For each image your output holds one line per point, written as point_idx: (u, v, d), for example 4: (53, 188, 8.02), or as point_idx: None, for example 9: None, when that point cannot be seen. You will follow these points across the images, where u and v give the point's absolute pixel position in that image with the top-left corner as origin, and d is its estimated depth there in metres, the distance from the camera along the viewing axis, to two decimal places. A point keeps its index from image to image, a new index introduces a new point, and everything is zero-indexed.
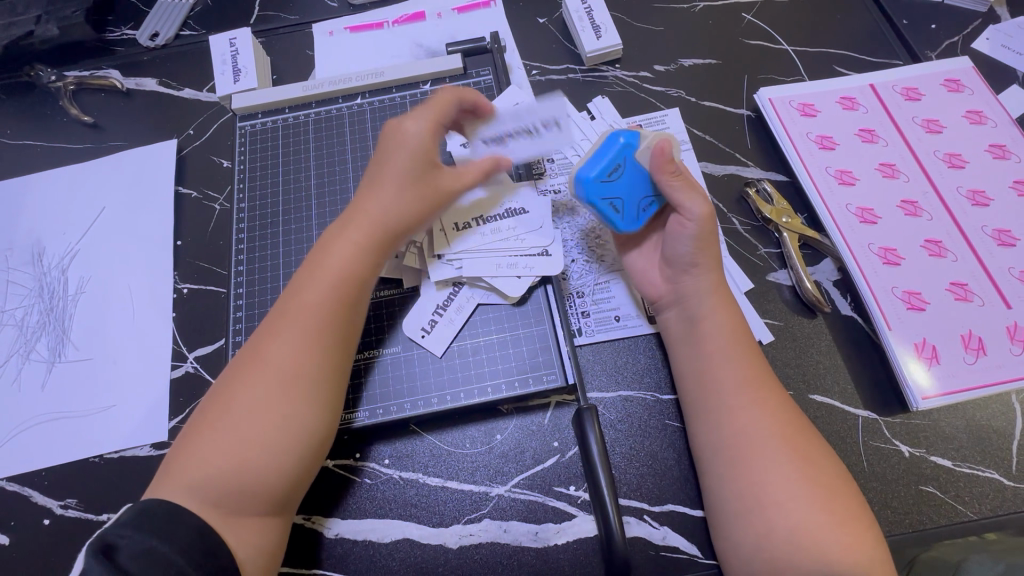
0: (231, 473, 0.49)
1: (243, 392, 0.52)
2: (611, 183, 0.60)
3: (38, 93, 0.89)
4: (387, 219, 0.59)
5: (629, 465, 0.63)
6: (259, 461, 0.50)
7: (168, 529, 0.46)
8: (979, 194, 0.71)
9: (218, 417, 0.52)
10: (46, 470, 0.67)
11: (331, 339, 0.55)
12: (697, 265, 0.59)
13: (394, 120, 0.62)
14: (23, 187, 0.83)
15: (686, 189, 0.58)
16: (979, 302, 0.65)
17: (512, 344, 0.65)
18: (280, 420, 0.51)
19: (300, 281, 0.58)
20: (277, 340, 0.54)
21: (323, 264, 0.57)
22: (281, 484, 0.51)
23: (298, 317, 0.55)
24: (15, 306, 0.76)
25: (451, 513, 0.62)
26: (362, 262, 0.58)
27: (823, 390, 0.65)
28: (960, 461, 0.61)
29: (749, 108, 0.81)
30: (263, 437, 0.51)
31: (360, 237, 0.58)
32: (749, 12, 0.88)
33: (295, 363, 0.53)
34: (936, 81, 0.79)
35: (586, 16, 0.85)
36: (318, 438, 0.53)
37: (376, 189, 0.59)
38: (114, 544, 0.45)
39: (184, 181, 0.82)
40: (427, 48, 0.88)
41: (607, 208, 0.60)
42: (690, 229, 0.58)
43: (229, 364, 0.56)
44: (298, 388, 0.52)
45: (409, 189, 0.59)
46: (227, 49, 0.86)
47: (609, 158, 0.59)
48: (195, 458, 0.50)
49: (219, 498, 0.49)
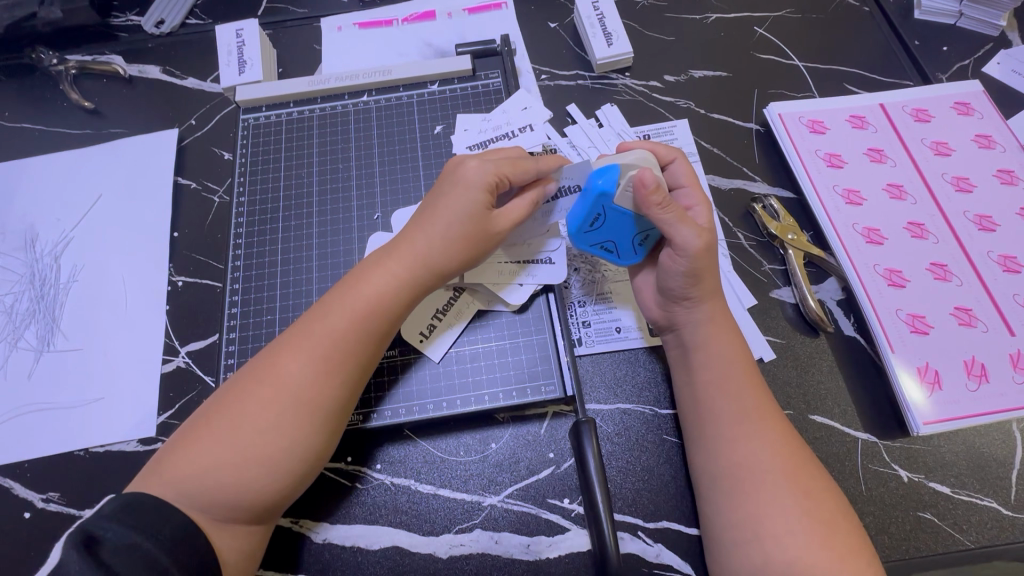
0: (227, 486, 0.48)
1: (252, 408, 0.50)
2: (597, 230, 0.59)
3: (39, 76, 0.88)
4: (429, 254, 0.57)
5: (624, 479, 0.62)
6: (257, 480, 0.49)
7: (153, 524, 0.45)
8: (986, 219, 0.71)
9: (224, 424, 0.50)
10: (28, 462, 0.66)
11: (352, 370, 0.54)
12: (690, 297, 0.58)
13: (461, 156, 0.60)
14: (18, 171, 0.82)
15: (669, 227, 0.55)
16: (983, 328, 0.65)
17: (511, 353, 0.64)
18: (287, 447, 0.50)
19: (330, 300, 0.56)
20: (296, 359, 0.52)
21: (356, 289, 0.56)
22: (274, 502, 0.50)
23: (321, 340, 0.53)
24: (6, 293, 0.75)
25: (442, 522, 0.61)
26: (393, 290, 0.56)
27: (823, 410, 0.64)
28: (960, 488, 0.61)
29: (758, 122, 0.81)
30: (269, 457, 0.49)
31: (398, 266, 0.57)
32: (761, 25, 0.88)
33: (310, 389, 0.51)
34: (946, 103, 0.79)
35: (598, 22, 0.84)
36: (316, 466, 0.52)
37: (426, 219, 0.58)
38: (97, 537, 0.43)
39: (184, 172, 0.81)
40: (436, 48, 0.87)
41: (600, 252, 0.61)
42: (682, 265, 0.56)
43: (242, 367, 0.54)
44: (309, 416, 0.51)
45: (457, 230, 0.57)
46: (233, 40, 0.85)
47: (587, 210, 0.57)
48: (194, 465, 0.48)
49: (212, 506, 0.48)
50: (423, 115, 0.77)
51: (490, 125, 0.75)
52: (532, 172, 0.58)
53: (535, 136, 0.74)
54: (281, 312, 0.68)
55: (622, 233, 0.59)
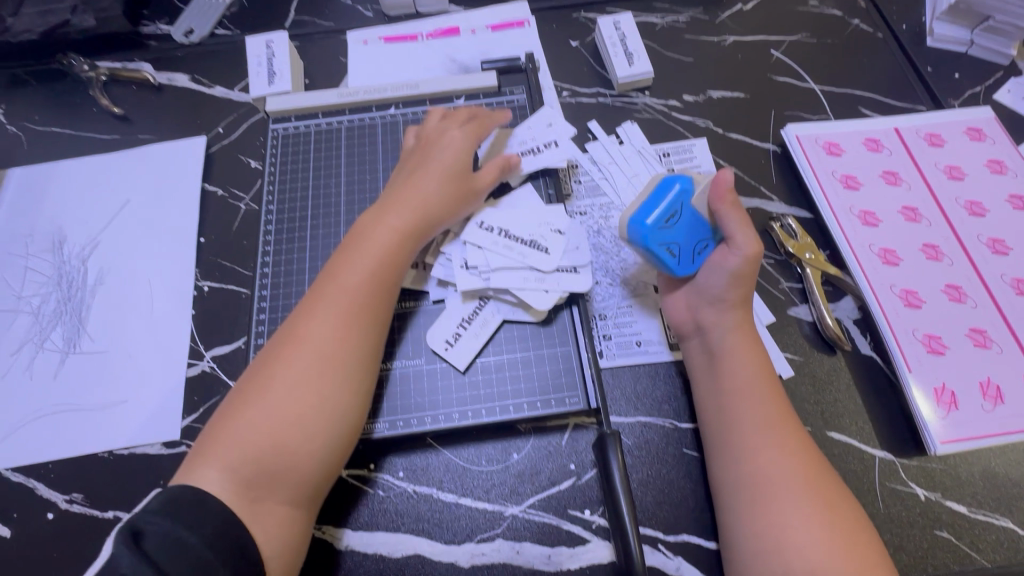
0: (267, 453, 0.50)
1: (279, 372, 0.53)
2: (670, 228, 0.60)
3: (69, 82, 0.89)
4: (426, 208, 0.62)
5: (645, 492, 0.62)
6: (291, 442, 0.50)
7: (197, 517, 0.45)
8: (999, 243, 0.72)
9: (255, 397, 0.52)
10: (53, 464, 0.66)
11: (369, 322, 0.57)
12: (725, 299, 0.61)
13: (438, 126, 0.70)
14: (47, 175, 0.83)
15: (740, 223, 0.59)
16: (997, 349, 0.66)
17: (535, 364, 0.65)
18: (317, 400, 0.52)
19: (336, 268, 0.59)
20: (314, 320, 0.55)
21: (359, 250, 0.60)
22: (316, 467, 0.51)
23: (335, 299, 0.56)
24: (33, 294, 0.76)
25: (463, 531, 0.61)
26: (398, 244, 0.61)
27: (841, 427, 0.65)
28: (976, 508, 0.62)
29: (775, 142, 0.83)
30: (301, 413, 0.51)
31: (397, 223, 0.61)
32: (777, 49, 0.90)
33: (331, 345, 0.54)
34: (959, 128, 0.81)
35: (619, 42, 0.86)
36: (345, 423, 0.53)
37: (417, 180, 0.64)
38: (142, 529, 0.44)
39: (211, 179, 0.82)
40: (460, 63, 0.89)
41: (665, 255, 0.60)
42: (732, 262, 0.59)
43: (262, 351, 0.56)
44: (333, 371, 0.53)
45: (445, 184, 0.64)
46: (262, 51, 0.86)
47: (666, 205, 0.60)
48: (232, 435, 0.50)
49: (255, 477, 0.49)
50: None
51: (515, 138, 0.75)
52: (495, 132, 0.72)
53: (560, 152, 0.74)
54: None
55: (693, 236, 0.61)
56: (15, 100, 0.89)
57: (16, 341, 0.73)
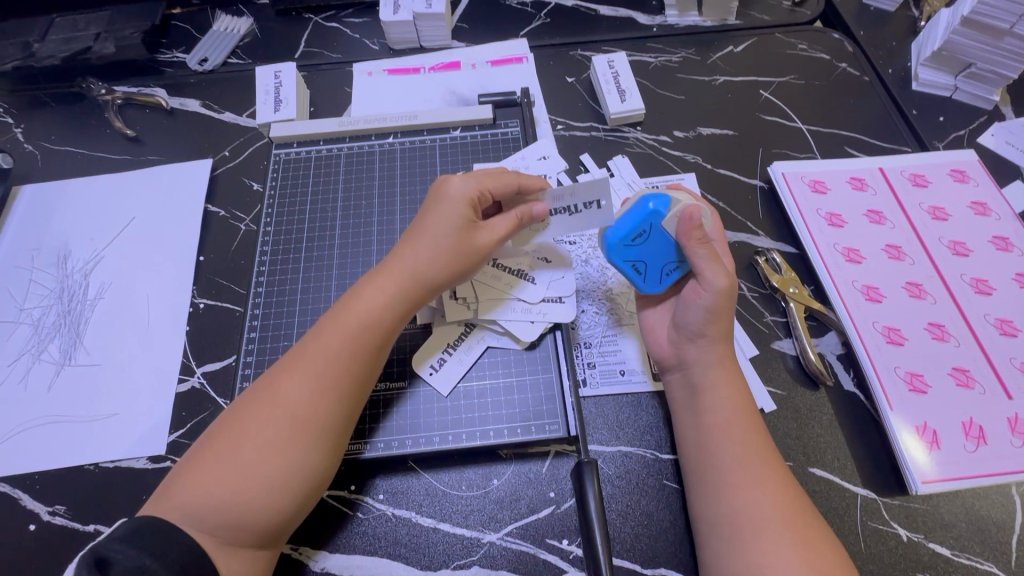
0: (229, 508, 0.49)
1: (252, 427, 0.52)
2: (637, 246, 0.62)
3: (86, 104, 0.94)
4: (420, 271, 0.60)
5: (624, 523, 0.62)
6: (256, 500, 0.50)
7: (159, 546, 0.46)
8: (982, 283, 0.73)
9: (225, 446, 0.52)
10: (38, 474, 0.67)
11: (348, 388, 0.55)
12: (705, 334, 0.61)
13: (446, 176, 0.65)
14: (57, 193, 0.87)
15: (708, 260, 0.59)
16: (980, 389, 0.66)
17: (518, 390, 0.66)
18: (286, 463, 0.51)
19: (325, 324, 0.58)
20: (294, 379, 0.54)
21: (350, 309, 0.58)
22: (277, 523, 0.52)
23: (317, 360, 0.55)
24: (35, 306, 0.78)
25: (440, 557, 0.61)
26: (389, 310, 0.59)
27: (823, 464, 0.65)
28: (959, 551, 0.61)
29: (762, 179, 0.85)
30: (269, 473, 0.51)
31: (392, 287, 0.59)
32: (767, 89, 0.93)
33: (306, 409, 0.53)
34: (943, 170, 0.82)
35: (612, 79, 0.90)
36: (310, 485, 0.53)
37: (416, 239, 0.61)
38: (108, 558, 0.44)
39: (214, 200, 0.85)
40: (459, 96, 0.92)
41: (630, 270, 0.64)
42: (703, 299, 0.60)
43: (242, 394, 0.57)
44: (306, 435, 0.53)
45: (445, 245, 0.60)
46: (271, 80, 0.90)
47: (635, 224, 0.61)
48: (196, 483, 0.50)
49: (216, 528, 0.49)
50: (445, 159, 0.82)
51: (549, 193, 0.64)
52: (511, 186, 0.64)
53: (598, 215, 0.63)
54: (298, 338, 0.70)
55: (659, 256, 0.63)
56: (33, 121, 0.93)
57: (13, 352, 0.75)
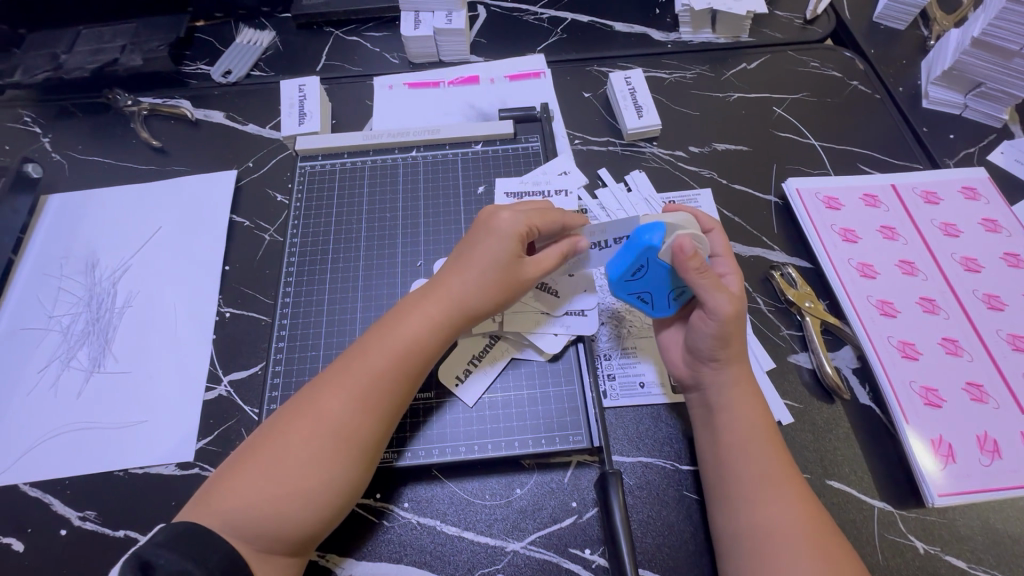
0: (268, 518, 0.51)
1: (294, 440, 0.54)
2: (638, 279, 0.63)
3: (113, 115, 0.96)
4: (464, 298, 0.61)
5: (646, 533, 0.63)
6: (293, 512, 0.52)
7: (201, 551, 0.47)
8: (994, 299, 0.74)
9: (267, 458, 0.53)
10: (69, 480, 0.68)
11: (387, 407, 0.57)
12: (717, 357, 0.62)
13: (495, 208, 0.66)
14: (85, 202, 0.88)
15: (709, 289, 0.60)
16: (994, 404, 0.67)
17: (541, 402, 0.68)
18: (326, 477, 0.53)
19: (367, 342, 0.60)
20: (337, 396, 0.56)
21: (393, 329, 0.60)
22: (311, 535, 0.53)
23: (360, 377, 0.57)
24: (63, 313, 0.79)
25: (464, 565, 0.62)
26: (430, 332, 0.60)
27: (840, 476, 0.66)
28: (976, 563, 0.62)
29: (776, 195, 0.86)
30: (308, 487, 0.52)
31: (435, 311, 0.61)
32: (780, 106, 0.95)
33: (347, 426, 0.55)
34: (954, 187, 0.84)
35: (629, 96, 0.91)
36: (345, 499, 0.54)
37: (462, 267, 0.63)
38: (151, 562, 0.46)
39: (239, 211, 0.87)
40: (479, 110, 0.94)
41: (637, 302, 0.65)
42: (710, 327, 0.61)
43: (282, 406, 0.58)
44: (345, 451, 0.54)
45: (491, 277, 0.62)
46: (295, 94, 0.92)
47: (631, 260, 0.62)
48: (237, 493, 0.51)
49: (252, 537, 0.50)
50: (467, 173, 0.83)
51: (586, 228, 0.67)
52: (557, 223, 0.66)
53: None
54: (325, 348, 0.71)
55: (661, 284, 0.63)
56: (61, 131, 0.95)
57: (43, 359, 0.76)
